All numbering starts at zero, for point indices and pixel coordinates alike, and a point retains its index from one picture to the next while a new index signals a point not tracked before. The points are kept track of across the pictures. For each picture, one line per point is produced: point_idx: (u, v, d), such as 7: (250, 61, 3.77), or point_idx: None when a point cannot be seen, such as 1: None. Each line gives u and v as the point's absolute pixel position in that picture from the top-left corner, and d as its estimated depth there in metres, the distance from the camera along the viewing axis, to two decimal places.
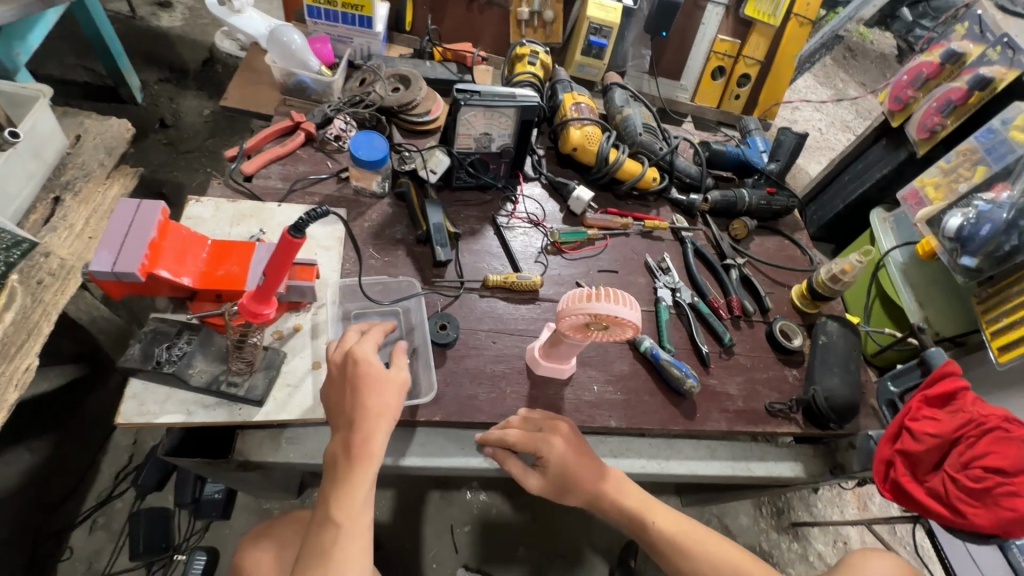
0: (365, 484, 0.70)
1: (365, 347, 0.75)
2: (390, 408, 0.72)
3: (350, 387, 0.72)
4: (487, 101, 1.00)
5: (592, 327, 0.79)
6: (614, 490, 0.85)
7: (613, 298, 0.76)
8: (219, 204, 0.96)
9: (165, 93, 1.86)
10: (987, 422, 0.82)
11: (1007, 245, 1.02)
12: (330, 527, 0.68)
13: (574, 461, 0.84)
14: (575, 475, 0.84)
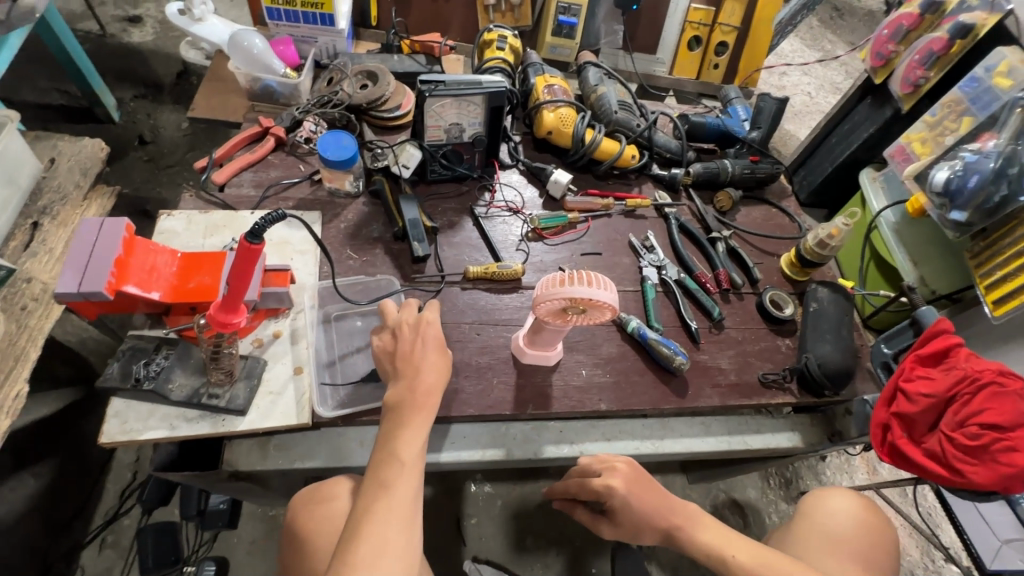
0: (422, 427, 0.71)
1: (436, 312, 0.80)
2: (446, 373, 0.76)
3: (402, 357, 0.76)
4: (454, 90, 0.98)
5: (570, 311, 0.78)
6: (696, 534, 0.81)
7: (588, 281, 0.74)
8: (191, 216, 0.96)
9: (142, 110, 1.85)
10: (980, 377, 0.80)
11: (996, 195, 0.99)
12: (393, 466, 0.68)
13: (639, 496, 0.82)
14: (643, 515, 0.82)
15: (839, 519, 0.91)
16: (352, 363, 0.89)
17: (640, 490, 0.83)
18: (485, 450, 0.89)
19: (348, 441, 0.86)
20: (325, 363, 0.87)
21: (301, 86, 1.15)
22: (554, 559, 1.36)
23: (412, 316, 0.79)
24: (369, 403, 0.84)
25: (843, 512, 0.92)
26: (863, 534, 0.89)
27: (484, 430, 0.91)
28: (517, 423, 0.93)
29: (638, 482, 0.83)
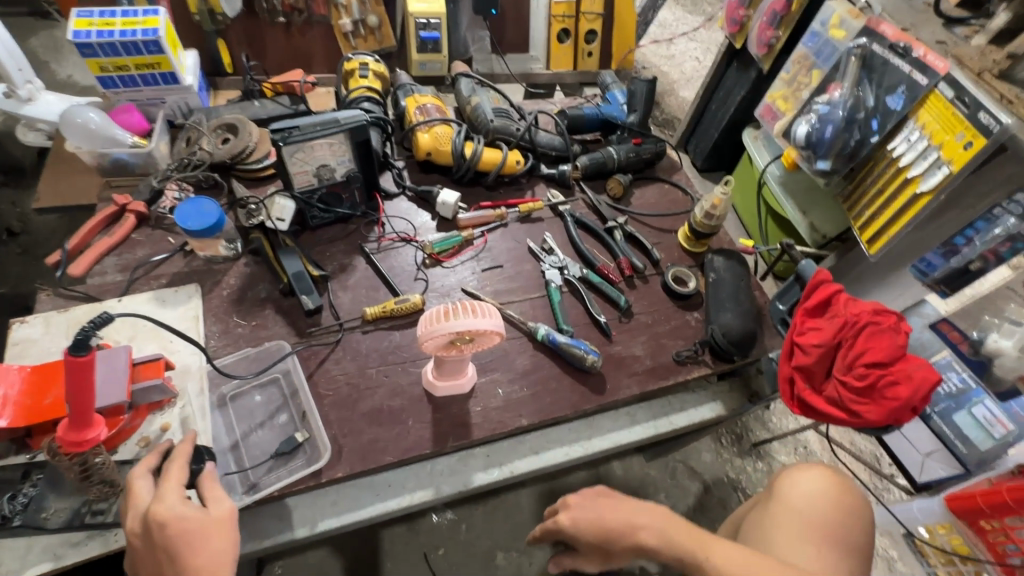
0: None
1: (168, 499, 0.61)
2: (222, 554, 0.61)
3: (167, 554, 0.59)
4: (309, 133, 0.93)
5: (459, 342, 0.77)
6: (661, 538, 0.72)
7: (472, 312, 0.74)
8: (48, 318, 0.88)
9: (4, 199, 1.62)
10: (859, 320, 0.84)
11: (852, 140, 1.06)
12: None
13: (599, 502, 0.78)
14: (604, 517, 0.76)
15: (811, 499, 0.81)
16: (257, 437, 0.85)
17: (594, 502, 0.78)
18: (413, 494, 0.86)
19: (265, 519, 0.81)
20: (225, 447, 0.83)
21: (156, 153, 1.08)
22: (530, 568, 1.34)
23: (139, 527, 0.61)
24: (281, 480, 0.81)
25: (814, 491, 0.81)
26: (835, 516, 0.79)
27: (408, 473, 0.88)
28: (442, 458, 0.90)
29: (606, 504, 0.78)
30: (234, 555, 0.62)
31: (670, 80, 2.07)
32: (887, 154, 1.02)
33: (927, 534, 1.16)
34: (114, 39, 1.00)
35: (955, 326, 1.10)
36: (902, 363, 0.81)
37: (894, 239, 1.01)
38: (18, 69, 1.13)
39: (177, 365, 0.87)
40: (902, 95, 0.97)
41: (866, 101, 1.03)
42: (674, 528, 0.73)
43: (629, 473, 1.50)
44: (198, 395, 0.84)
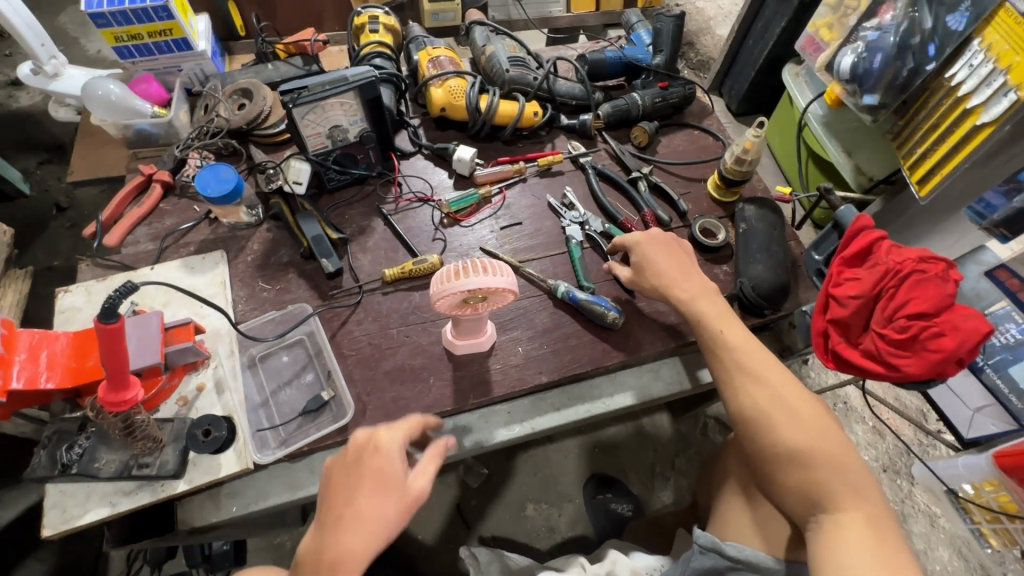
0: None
1: (394, 435, 0.67)
2: (384, 515, 0.61)
3: (358, 475, 0.63)
4: (317, 94, 0.91)
5: (470, 301, 0.76)
6: (699, 304, 0.82)
7: (484, 270, 0.72)
8: (89, 287, 0.92)
9: (52, 175, 1.68)
10: (902, 268, 0.78)
11: (904, 70, 0.96)
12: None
13: (659, 250, 0.89)
14: (659, 263, 0.87)
15: None
16: (286, 395, 0.89)
17: (663, 247, 0.89)
18: None
19: (299, 471, 0.84)
20: (257, 403, 0.87)
21: (176, 122, 1.09)
22: (559, 519, 1.38)
23: (363, 435, 0.66)
24: (310, 436, 0.84)
25: None
26: None
27: (430, 430, 0.89)
28: (463, 415, 0.91)
29: (670, 248, 0.90)
30: (389, 530, 0.61)
31: (705, 16, 1.85)
32: (945, 83, 0.92)
33: (972, 492, 1.12)
34: (125, 7, 1.00)
35: (1015, 274, 0.99)
36: (949, 313, 0.75)
37: (949, 178, 0.92)
38: (42, 45, 1.14)
39: (207, 328, 0.90)
40: (965, 14, 0.85)
41: (922, 24, 0.92)
42: (720, 311, 0.82)
43: (660, 429, 1.50)
44: (229, 356, 0.88)
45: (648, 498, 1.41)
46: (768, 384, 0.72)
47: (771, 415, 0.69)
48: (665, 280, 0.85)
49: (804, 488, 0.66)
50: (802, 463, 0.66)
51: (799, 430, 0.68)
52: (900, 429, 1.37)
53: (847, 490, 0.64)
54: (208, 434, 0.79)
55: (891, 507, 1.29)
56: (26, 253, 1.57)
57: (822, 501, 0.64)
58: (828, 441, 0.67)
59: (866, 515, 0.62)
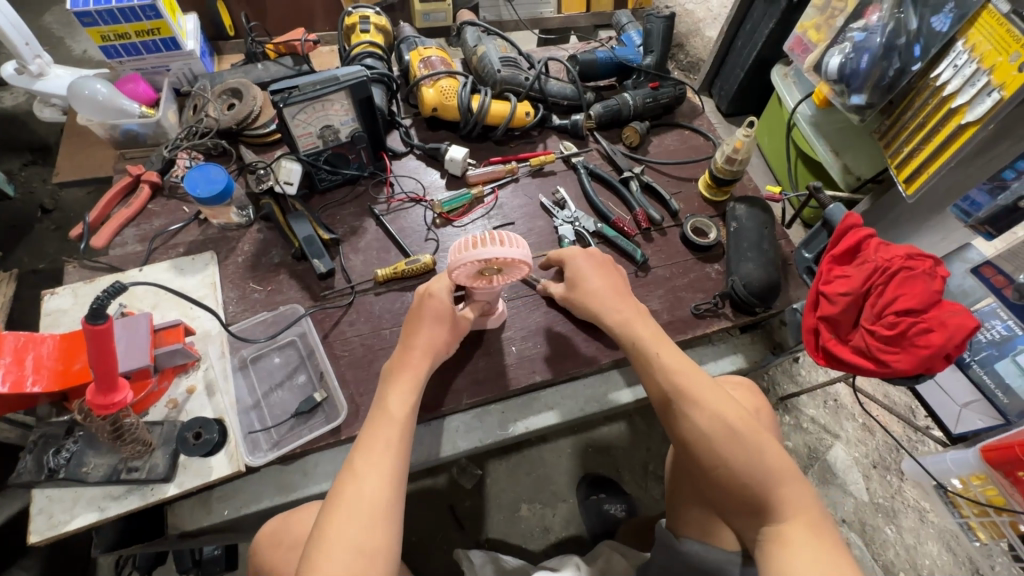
0: (412, 384, 0.74)
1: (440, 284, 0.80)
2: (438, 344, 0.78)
3: (418, 319, 0.78)
4: (309, 93, 0.90)
5: (487, 271, 0.77)
6: (634, 325, 0.81)
7: (500, 241, 0.74)
8: (77, 288, 0.91)
9: (37, 176, 1.66)
10: (891, 266, 0.79)
11: (891, 70, 0.97)
12: (382, 419, 0.70)
13: (596, 270, 0.88)
14: (596, 282, 0.86)
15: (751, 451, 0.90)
16: (278, 397, 0.88)
17: (599, 267, 0.88)
18: (430, 450, 0.87)
19: (291, 474, 0.84)
20: (248, 406, 0.86)
21: (165, 122, 1.08)
22: (553, 519, 1.38)
23: (421, 288, 0.80)
24: (303, 437, 0.84)
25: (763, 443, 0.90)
26: None
27: (423, 431, 0.89)
28: (457, 415, 0.91)
29: (606, 269, 0.89)
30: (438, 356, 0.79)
31: (695, 18, 1.86)
32: (930, 84, 0.94)
33: (961, 487, 1.14)
34: (111, 6, 0.99)
35: (999, 270, 1.07)
36: (937, 309, 0.76)
37: (935, 177, 0.94)
38: (26, 44, 1.11)
39: (198, 330, 0.89)
40: (949, 15, 0.87)
41: (908, 25, 0.94)
42: (654, 335, 0.81)
43: (652, 428, 1.50)
44: (220, 358, 0.87)
45: (641, 498, 1.41)
46: (706, 406, 0.71)
47: (713, 437, 0.69)
48: (599, 300, 0.85)
49: (748, 501, 0.66)
50: (745, 479, 0.66)
51: (740, 449, 0.67)
52: (889, 426, 1.38)
53: (790, 499, 0.64)
54: (198, 437, 0.79)
55: (881, 502, 1.30)
56: (11, 256, 1.54)
57: (767, 513, 0.64)
58: (771, 453, 0.67)
59: (808, 523, 0.62)
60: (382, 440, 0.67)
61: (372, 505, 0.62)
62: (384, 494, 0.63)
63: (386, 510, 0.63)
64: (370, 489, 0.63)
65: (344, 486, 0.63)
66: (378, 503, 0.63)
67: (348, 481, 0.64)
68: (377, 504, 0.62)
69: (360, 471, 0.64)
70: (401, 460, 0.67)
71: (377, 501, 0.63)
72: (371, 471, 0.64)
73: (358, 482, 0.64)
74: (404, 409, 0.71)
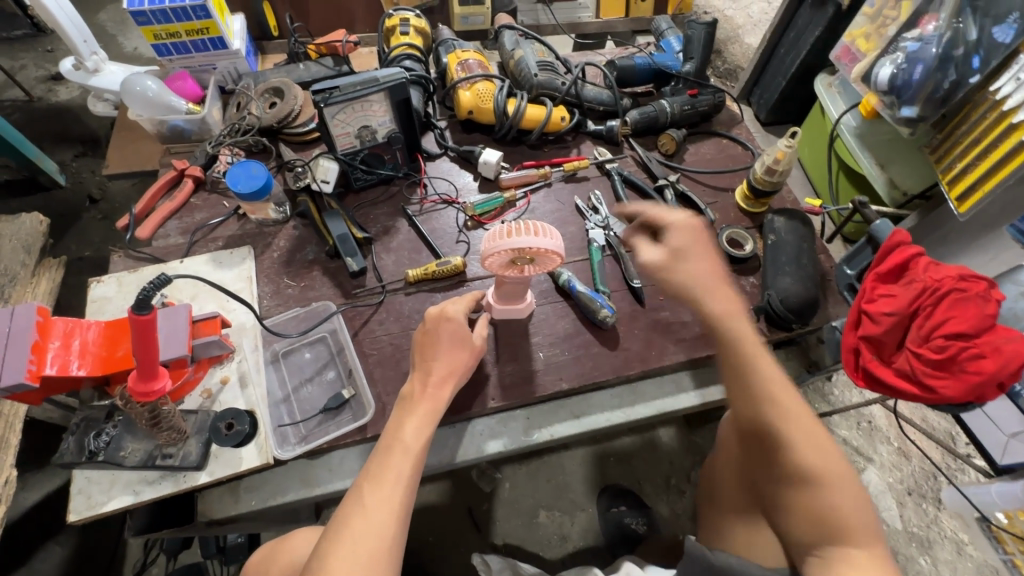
0: (429, 417, 0.73)
1: (454, 308, 0.83)
2: (463, 366, 0.79)
3: (421, 353, 0.79)
4: (349, 94, 0.91)
5: (518, 262, 0.78)
6: (708, 299, 0.71)
7: (534, 232, 0.74)
8: (121, 278, 0.94)
9: (86, 167, 1.73)
10: (941, 287, 0.75)
11: (946, 82, 0.93)
12: (396, 448, 0.69)
13: (693, 228, 0.74)
14: (690, 241, 0.73)
15: None
16: (307, 391, 0.89)
17: (694, 226, 0.74)
18: (454, 452, 0.88)
19: (317, 468, 0.85)
20: (279, 399, 0.88)
21: (209, 119, 1.11)
22: (571, 528, 1.36)
23: (435, 311, 0.82)
24: (330, 433, 0.85)
25: None
26: None
27: (448, 432, 0.89)
28: (482, 419, 0.91)
29: (700, 242, 0.74)
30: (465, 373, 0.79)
31: (734, 25, 1.83)
32: (988, 97, 0.90)
33: (1006, 521, 1.13)
34: (164, 6, 1.03)
35: None
36: (989, 335, 0.73)
37: (990, 195, 0.90)
38: (83, 41, 1.16)
39: (233, 322, 0.91)
40: (1013, 25, 0.83)
41: (966, 35, 0.89)
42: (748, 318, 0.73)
43: (676, 440, 1.48)
44: (253, 351, 0.89)
45: (662, 511, 1.38)
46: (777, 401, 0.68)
47: (794, 450, 0.66)
48: (677, 260, 0.72)
49: (819, 518, 0.63)
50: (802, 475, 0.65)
51: (825, 467, 0.64)
52: (926, 451, 1.32)
53: (858, 527, 0.62)
54: (230, 427, 0.80)
55: (915, 532, 1.24)
56: (59, 243, 1.61)
57: (839, 533, 0.62)
58: (821, 456, 0.65)
59: (876, 554, 0.61)
60: (394, 470, 0.67)
61: (380, 538, 0.62)
62: (392, 529, 0.64)
63: (391, 547, 0.63)
64: (377, 523, 0.63)
65: (351, 520, 0.63)
66: (385, 538, 0.63)
67: (356, 513, 0.64)
68: (383, 541, 0.62)
69: (369, 501, 0.65)
70: (410, 491, 0.67)
71: (383, 537, 0.63)
72: (379, 502, 0.65)
73: (365, 513, 0.64)
74: (419, 440, 0.71)
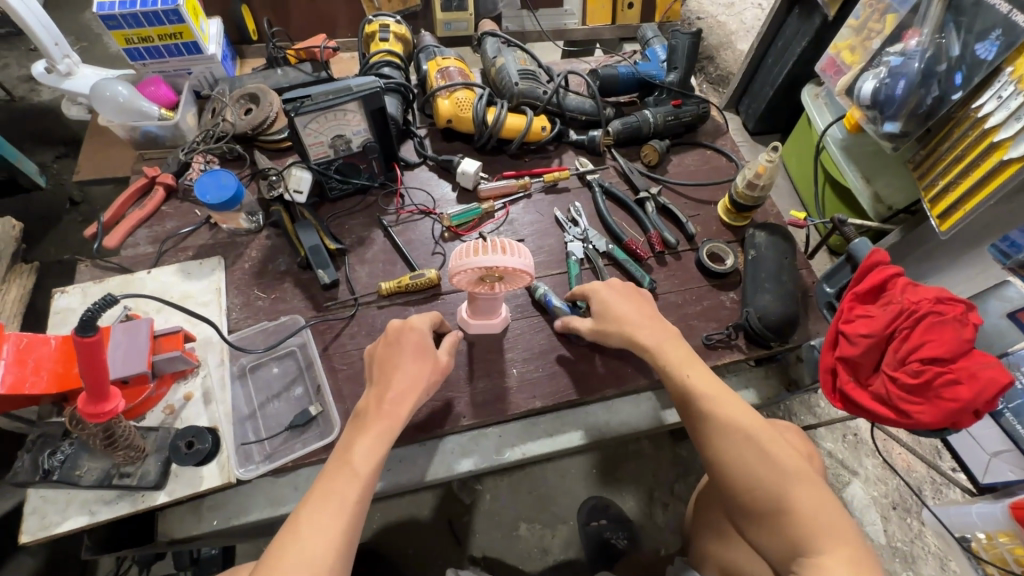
0: (382, 438, 0.68)
1: (416, 324, 0.80)
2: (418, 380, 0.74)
3: (379, 365, 0.76)
4: (320, 103, 0.90)
5: (487, 279, 0.76)
6: (664, 350, 0.78)
7: (501, 250, 0.72)
8: (86, 288, 0.92)
9: (67, 170, 1.71)
10: (917, 309, 0.74)
11: (928, 98, 0.92)
12: (343, 472, 0.65)
13: (624, 300, 0.85)
14: (622, 311, 0.83)
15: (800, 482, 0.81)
16: (274, 408, 0.87)
17: (627, 298, 0.85)
18: (424, 470, 0.86)
19: (283, 487, 0.83)
20: (244, 416, 0.85)
21: (183, 125, 1.09)
22: (552, 541, 1.34)
23: (399, 322, 0.79)
24: (296, 452, 0.82)
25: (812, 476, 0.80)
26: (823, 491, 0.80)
27: (418, 450, 0.88)
28: (453, 437, 0.89)
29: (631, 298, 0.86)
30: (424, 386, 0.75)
31: (725, 31, 1.81)
32: (971, 114, 0.88)
33: (985, 540, 1.09)
34: (136, 10, 1.01)
35: None
36: (967, 360, 0.71)
37: (972, 214, 0.88)
38: (55, 43, 1.14)
39: (199, 337, 0.89)
40: (995, 42, 0.81)
41: (950, 50, 0.88)
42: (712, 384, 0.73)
43: (660, 453, 1.46)
44: (218, 366, 0.87)
45: (643, 525, 1.37)
46: (757, 438, 0.67)
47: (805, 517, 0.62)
48: (630, 324, 0.81)
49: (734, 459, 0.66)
50: (767, 506, 0.63)
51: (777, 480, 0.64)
52: (910, 467, 1.31)
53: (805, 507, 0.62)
54: (191, 446, 0.78)
55: (897, 547, 1.23)
56: (37, 246, 1.58)
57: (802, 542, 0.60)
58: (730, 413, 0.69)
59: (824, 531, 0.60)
60: (338, 497, 0.63)
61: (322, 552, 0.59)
62: (334, 552, 0.59)
63: (334, 562, 0.59)
64: (312, 555, 0.58)
65: (284, 550, 0.58)
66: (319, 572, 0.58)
67: (290, 536, 0.60)
68: (322, 558, 0.58)
69: (304, 532, 0.60)
70: (356, 520, 0.63)
71: (317, 571, 0.58)
72: (316, 532, 0.60)
73: (298, 543, 0.59)
74: (370, 464, 0.66)
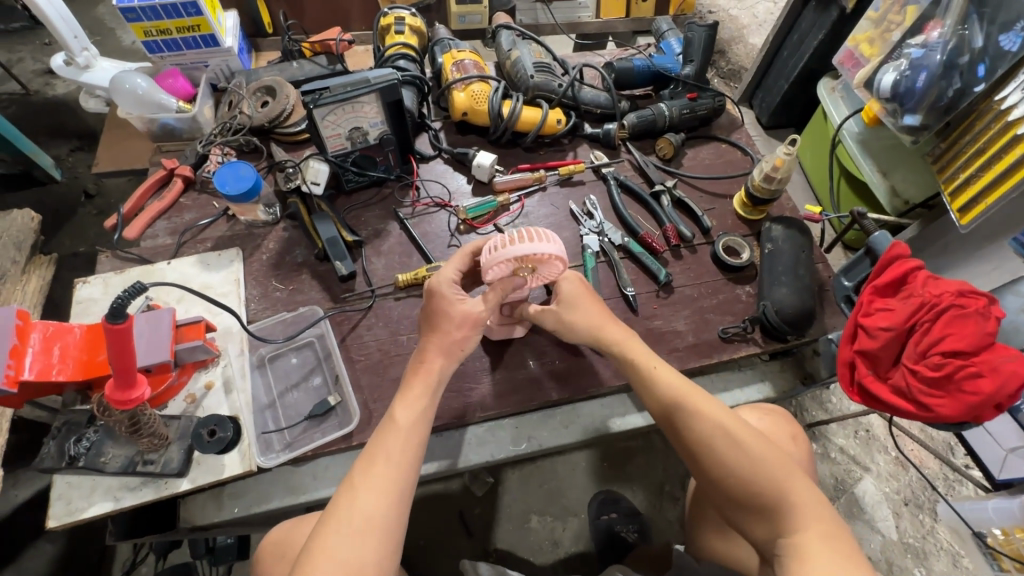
0: (423, 396, 0.70)
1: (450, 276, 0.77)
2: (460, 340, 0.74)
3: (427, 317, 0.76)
4: (339, 94, 0.90)
5: (519, 274, 0.77)
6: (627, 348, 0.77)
7: (531, 239, 0.74)
8: (108, 279, 0.93)
9: (82, 163, 1.72)
10: (939, 302, 0.74)
11: (949, 90, 0.91)
12: (389, 430, 0.67)
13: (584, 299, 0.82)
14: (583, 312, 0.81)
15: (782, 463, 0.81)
16: (293, 398, 0.88)
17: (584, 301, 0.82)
18: (441, 461, 0.87)
19: (302, 476, 0.84)
20: (264, 405, 0.86)
21: (200, 118, 1.10)
22: (563, 533, 1.35)
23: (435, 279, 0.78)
24: (315, 441, 0.83)
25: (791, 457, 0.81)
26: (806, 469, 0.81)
27: (435, 441, 0.88)
28: (469, 428, 0.90)
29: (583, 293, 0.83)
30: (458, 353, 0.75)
31: (738, 24, 1.79)
32: (993, 106, 0.88)
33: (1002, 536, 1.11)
34: (155, 3, 1.02)
35: None
36: (989, 353, 0.71)
37: (993, 208, 0.87)
38: (74, 37, 1.15)
39: (219, 327, 0.90)
40: (1019, 33, 0.80)
41: (972, 42, 0.87)
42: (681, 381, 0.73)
43: (671, 447, 1.46)
44: (238, 356, 0.88)
45: (654, 519, 1.37)
46: (732, 433, 0.67)
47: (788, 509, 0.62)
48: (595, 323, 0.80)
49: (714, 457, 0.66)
50: (748, 493, 0.64)
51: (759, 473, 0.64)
52: (923, 463, 1.30)
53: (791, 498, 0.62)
54: (212, 434, 0.79)
55: (910, 543, 1.22)
56: (54, 238, 1.60)
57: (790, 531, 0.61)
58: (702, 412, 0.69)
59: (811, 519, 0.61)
60: (387, 452, 0.65)
61: (369, 527, 0.60)
62: (392, 500, 0.62)
63: (390, 510, 0.62)
64: (368, 506, 0.61)
65: (340, 504, 0.61)
66: (374, 520, 0.60)
67: (345, 495, 0.62)
68: (375, 511, 0.61)
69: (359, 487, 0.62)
70: (412, 469, 0.65)
71: (373, 519, 0.60)
72: (370, 486, 0.62)
73: (352, 498, 0.61)
74: (413, 420, 0.68)
